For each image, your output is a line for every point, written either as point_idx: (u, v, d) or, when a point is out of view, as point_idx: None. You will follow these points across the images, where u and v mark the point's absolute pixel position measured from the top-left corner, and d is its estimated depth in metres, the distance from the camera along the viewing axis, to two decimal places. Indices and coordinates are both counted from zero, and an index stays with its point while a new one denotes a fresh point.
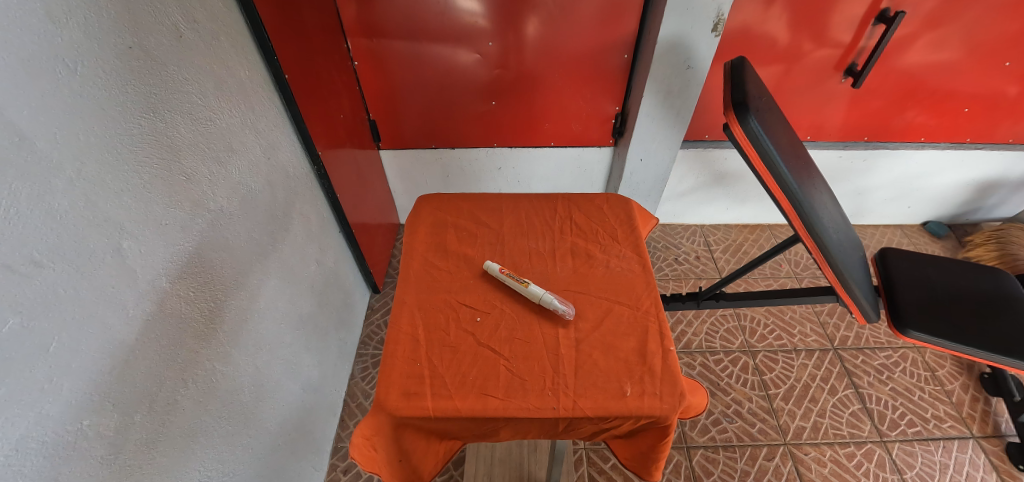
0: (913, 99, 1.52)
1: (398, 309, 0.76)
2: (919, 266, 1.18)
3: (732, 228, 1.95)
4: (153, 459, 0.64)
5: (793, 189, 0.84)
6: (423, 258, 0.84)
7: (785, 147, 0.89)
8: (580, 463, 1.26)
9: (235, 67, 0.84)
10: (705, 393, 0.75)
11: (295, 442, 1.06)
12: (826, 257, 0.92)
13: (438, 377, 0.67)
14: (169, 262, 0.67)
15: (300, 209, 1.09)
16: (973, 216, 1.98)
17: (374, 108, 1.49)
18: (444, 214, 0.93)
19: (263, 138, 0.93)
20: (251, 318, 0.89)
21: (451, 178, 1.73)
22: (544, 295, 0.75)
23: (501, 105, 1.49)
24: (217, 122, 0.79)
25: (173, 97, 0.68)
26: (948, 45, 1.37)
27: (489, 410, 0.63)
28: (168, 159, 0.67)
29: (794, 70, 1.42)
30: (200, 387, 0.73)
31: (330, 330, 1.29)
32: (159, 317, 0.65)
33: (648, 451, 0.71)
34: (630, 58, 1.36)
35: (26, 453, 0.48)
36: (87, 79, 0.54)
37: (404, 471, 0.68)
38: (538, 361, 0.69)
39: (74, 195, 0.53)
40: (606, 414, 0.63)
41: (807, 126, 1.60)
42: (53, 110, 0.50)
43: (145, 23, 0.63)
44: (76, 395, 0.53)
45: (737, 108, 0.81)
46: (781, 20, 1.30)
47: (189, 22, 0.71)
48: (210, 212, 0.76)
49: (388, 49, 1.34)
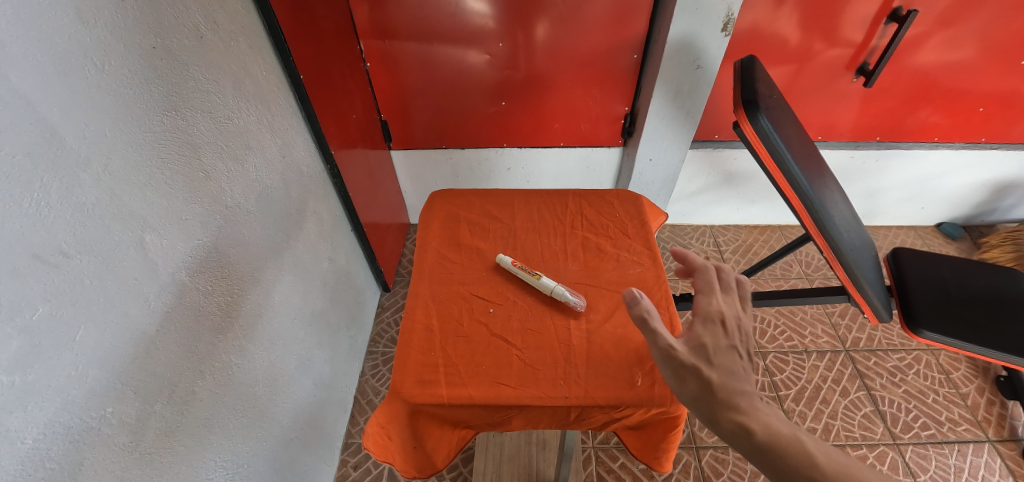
0: (926, 98, 1.50)
1: (412, 301, 0.77)
2: (932, 265, 1.17)
3: (743, 228, 1.94)
4: (172, 448, 0.65)
5: (804, 187, 0.84)
6: (436, 251, 0.85)
7: (796, 144, 0.88)
8: (589, 461, 1.26)
9: (253, 68, 0.86)
10: None
11: (306, 436, 1.07)
12: (838, 255, 0.92)
13: (452, 367, 0.67)
14: (190, 256, 0.69)
15: (313, 207, 1.11)
16: (988, 218, 1.95)
17: (386, 108, 1.51)
18: (456, 209, 0.94)
19: (279, 136, 0.95)
20: (266, 314, 0.90)
21: (460, 177, 1.74)
22: (558, 289, 0.76)
23: (511, 105, 1.50)
24: (235, 120, 0.80)
25: (194, 95, 0.70)
26: (962, 44, 1.36)
27: (502, 398, 0.64)
28: (188, 156, 0.69)
29: (805, 69, 1.42)
30: (217, 379, 0.75)
31: (342, 327, 1.30)
32: (179, 309, 0.67)
33: (657, 442, 0.71)
34: (639, 58, 1.37)
35: (53, 437, 0.50)
36: (112, 77, 0.56)
37: (418, 459, 0.69)
38: (550, 351, 0.70)
39: (100, 189, 0.54)
40: (617, 403, 0.64)
41: (818, 126, 1.59)
42: (84, 106, 0.52)
43: (168, 24, 0.65)
44: (100, 383, 0.54)
45: (748, 107, 0.81)
46: (791, 20, 1.30)
47: (209, 23, 0.73)
48: (227, 208, 0.78)
49: (400, 50, 1.35)
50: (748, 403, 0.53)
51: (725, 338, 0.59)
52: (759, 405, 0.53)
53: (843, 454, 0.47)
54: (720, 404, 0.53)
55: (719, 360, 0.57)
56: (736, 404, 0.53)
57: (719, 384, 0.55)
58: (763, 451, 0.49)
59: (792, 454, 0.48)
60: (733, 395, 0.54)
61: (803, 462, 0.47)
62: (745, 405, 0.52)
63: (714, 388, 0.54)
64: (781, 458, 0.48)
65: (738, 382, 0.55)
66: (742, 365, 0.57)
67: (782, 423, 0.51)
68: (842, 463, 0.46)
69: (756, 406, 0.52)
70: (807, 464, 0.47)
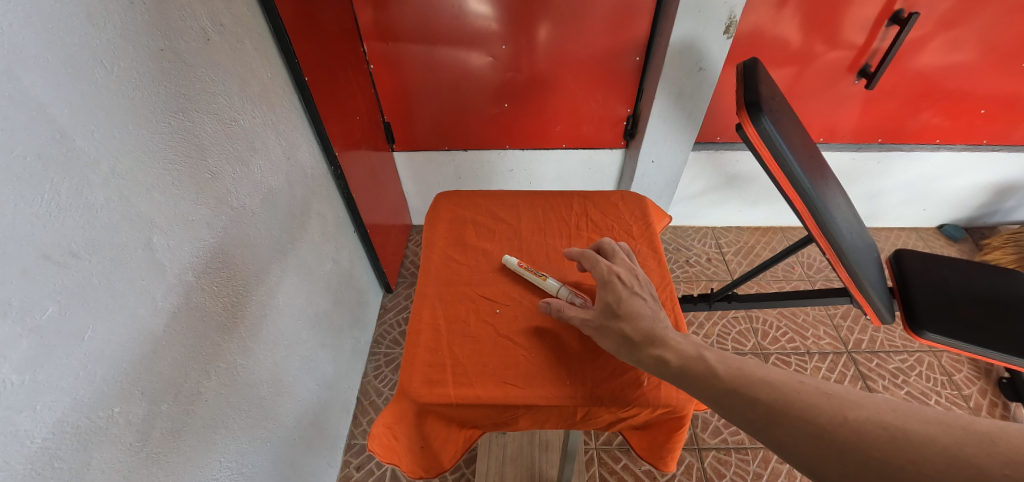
0: (928, 100, 1.51)
1: (418, 301, 0.77)
2: (935, 267, 1.17)
3: (744, 230, 1.95)
4: (178, 448, 0.66)
5: (807, 189, 0.85)
6: (442, 252, 0.85)
7: (799, 147, 0.89)
8: (592, 463, 1.26)
9: (259, 70, 0.86)
10: None
11: (310, 437, 1.07)
12: (840, 257, 0.92)
13: (460, 366, 0.68)
14: (196, 257, 0.69)
15: (317, 208, 1.11)
16: (989, 219, 1.95)
17: (390, 109, 1.52)
18: (461, 210, 0.94)
19: (284, 138, 0.95)
20: (271, 314, 0.90)
21: (463, 179, 1.75)
22: (565, 290, 0.75)
23: (514, 107, 1.51)
24: (241, 121, 0.81)
25: (201, 97, 0.71)
26: (964, 46, 1.36)
27: (509, 398, 0.64)
28: (195, 157, 0.69)
29: (806, 71, 1.42)
30: (222, 379, 0.76)
31: (344, 327, 1.30)
32: (185, 310, 0.67)
33: (662, 442, 0.72)
34: (641, 60, 1.37)
35: (60, 436, 0.50)
36: (121, 78, 0.56)
37: (425, 458, 0.69)
38: (556, 352, 0.70)
39: (108, 190, 0.55)
40: (623, 403, 0.64)
41: (820, 128, 1.60)
42: (93, 108, 0.53)
43: (176, 26, 0.65)
44: (108, 383, 0.55)
45: (750, 109, 0.81)
46: (793, 23, 1.31)
47: (215, 26, 0.74)
48: (233, 209, 0.78)
49: (403, 52, 1.36)
50: (660, 336, 0.59)
51: (624, 291, 0.65)
52: (669, 335, 0.59)
53: (739, 360, 0.54)
54: (639, 347, 0.59)
55: (625, 311, 0.63)
56: (651, 341, 0.59)
57: (632, 331, 0.61)
58: (677, 374, 0.55)
59: (699, 371, 0.54)
60: (647, 335, 0.60)
61: (708, 375, 0.53)
62: (659, 340, 0.59)
63: (630, 335, 0.60)
64: (692, 378, 0.54)
65: (648, 322, 0.61)
66: (647, 306, 0.63)
67: (690, 346, 0.58)
68: (737, 365, 0.53)
69: (667, 338, 0.59)
70: (711, 375, 0.53)
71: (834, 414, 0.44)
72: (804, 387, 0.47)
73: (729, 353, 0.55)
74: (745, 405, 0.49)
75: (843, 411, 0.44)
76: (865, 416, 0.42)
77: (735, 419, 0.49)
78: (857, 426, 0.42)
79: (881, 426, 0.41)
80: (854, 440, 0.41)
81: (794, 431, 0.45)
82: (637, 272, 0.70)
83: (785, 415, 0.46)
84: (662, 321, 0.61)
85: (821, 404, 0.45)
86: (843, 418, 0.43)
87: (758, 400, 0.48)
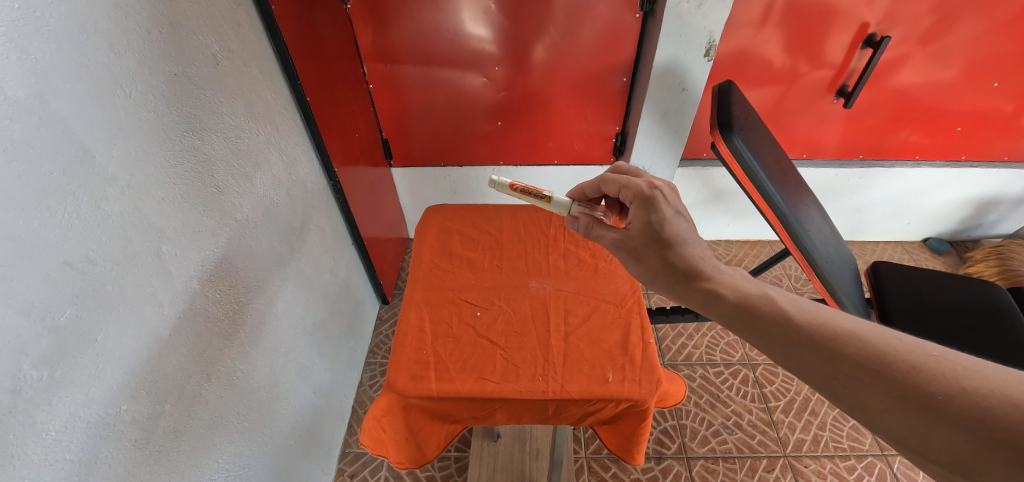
0: (906, 117, 1.57)
1: (407, 305, 0.81)
2: (912, 280, 1.21)
3: (733, 243, 1.99)
4: (178, 447, 0.69)
5: (778, 204, 0.89)
6: (430, 261, 0.90)
7: (771, 165, 0.94)
8: (581, 471, 1.29)
9: (263, 91, 0.92)
10: (682, 383, 0.82)
11: (305, 442, 1.10)
12: (814, 267, 0.96)
13: (442, 364, 0.72)
14: (202, 266, 0.74)
15: (316, 221, 1.16)
16: (974, 233, 2.00)
17: (387, 126, 1.58)
18: (449, 222, 0.99)
19: (286, 155, 1.01)
20: (270, 322, 0.95)
21: (459, 193, 1.80)
22: (577, 209, 0.84)
23: (508, 124, 1.57)
24: (245, 140, 0.86)
25: (208, 117, 0.76)
26: (938, 67, 1.43)
27: (485, 392, 0.68)
28: (204, 173, 0.75)
29: (789, 91, 1.49)
30: (222, 383, 0.79)
31: (341, 336, 1.34)
32: (189, 316, 0.71)
33: (630, 435, 0.75)
34: (628, 81, 1.43)
35: (73, 430, 0.54)
36: (139, 102, 0.62)
37: (410, 448, 0.73)
38: (531, 351, 0.74)
39: (123, 203, 0.59)
40: (590, 397, 0.68)
41: (804, 144, 1.65)
42: (110, 128, 0.57)
43: (188, 54, 0.71)
44: (117, 382, 0.59)
45: (722, 129, 0.86)
46: (774, 44, 1.37)
47: (225, 51, 0.80)
48: (236, 221, 0.83)
49: (401, 73, 1.43)
50: (710, 271, 0.63)
51: (668, 212, 0.70)
52: (718, 270, 0.64)
53: (813, 305, 0.54)
54: (688, 279, 0.64)
55: (669, 234, 0.68)
56: (702, 276, 0.63)
57: (684, 265, 0.65)
58: (734, 313, 0.57)
59: (767, 312, 0.55)
60: (693, 267, 0.65)
61: (780, 318, 0.53)
62: (709, 274, 0.63)
63: (675, 263, 0.66)
64: (755, 317, 0.55)
65: (697, 256, 0.66)
66: (690, 231, 0.69)
67: (742, 281, 0.61)
68: (813, 312, 0.52)
69: (716, 273, 0.63)
70: (783, 319, 0.53)
71: (947, 382, 0.42)
72: (905, 348, 0.46)
73: (802, 298, 0.55)
74: (826, 360, 0.48)
75: (958, 381, 0.41)
76: (988, 388, 0.40)
77: (808, 369, 0.49)
78: (978, 398, 0.40)
79: (1012, 404, 0.38)
80: (971, 413, 0.39)
81: (892, 395, 0.43)
82: (677, 192, 0.75)
83: (881, 377, 0.44)
84: (705, 251, 0.67)
85: (929, 369, 0.43)
86: (960, 389, 0.41)
87: (843, 354, 0.47)
